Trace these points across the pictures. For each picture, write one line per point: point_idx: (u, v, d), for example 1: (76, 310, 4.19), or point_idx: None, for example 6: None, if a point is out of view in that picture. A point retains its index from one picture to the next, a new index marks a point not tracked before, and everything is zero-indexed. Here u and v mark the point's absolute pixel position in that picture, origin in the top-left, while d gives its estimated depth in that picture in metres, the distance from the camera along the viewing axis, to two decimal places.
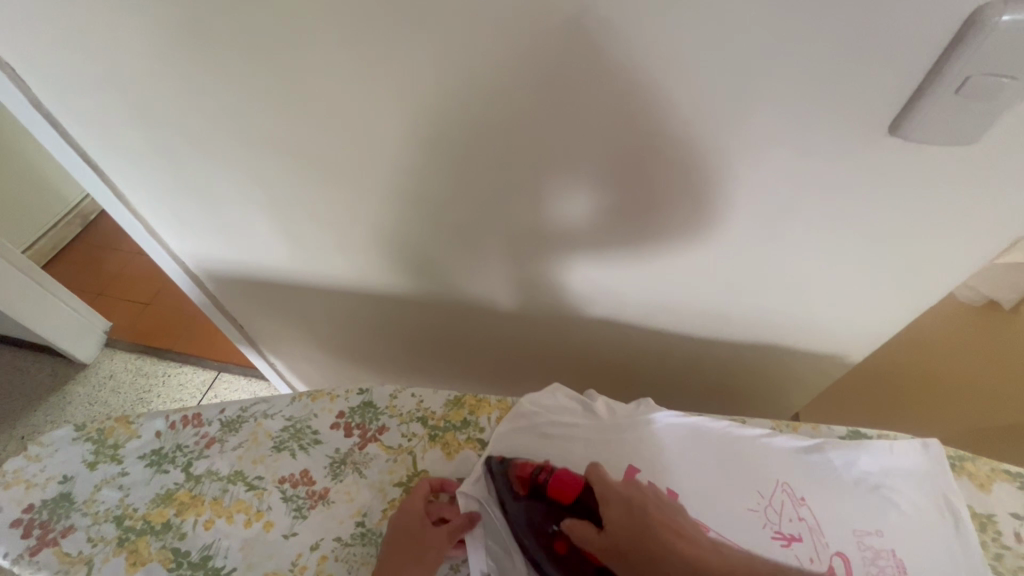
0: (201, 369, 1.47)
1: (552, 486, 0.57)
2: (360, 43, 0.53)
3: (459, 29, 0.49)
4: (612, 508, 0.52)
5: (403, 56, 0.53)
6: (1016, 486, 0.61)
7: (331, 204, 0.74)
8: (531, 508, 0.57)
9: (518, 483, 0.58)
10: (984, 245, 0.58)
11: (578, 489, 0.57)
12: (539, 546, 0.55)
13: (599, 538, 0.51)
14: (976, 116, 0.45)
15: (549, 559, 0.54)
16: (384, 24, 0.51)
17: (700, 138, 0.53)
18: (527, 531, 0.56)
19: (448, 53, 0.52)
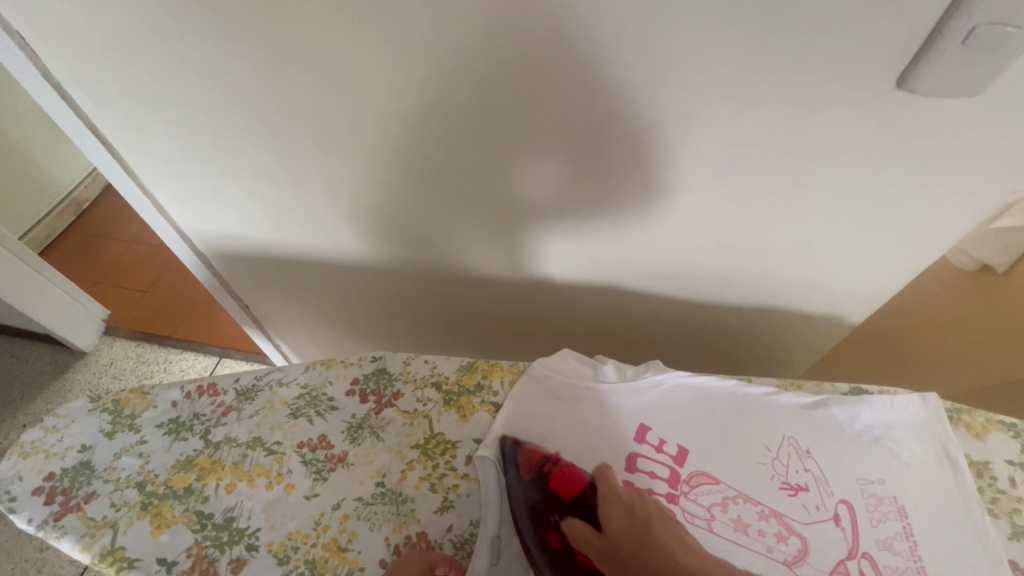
0: (201, 355, 1.46)
1: (558, 477, 0.58)
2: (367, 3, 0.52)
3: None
4: (616, 509, 0.53)
5: (414, 16, 0.52)
6: (1010, 435, 0.63)
7: (336, 178, 0.74)
8: (531, 494, 0.57)
9: (525, 468, 0.59)
10: (984, 196, 0.59)
11: (582, 487, 0.57)
12: (534, 533, 0.56)
13: (599, 540, 0.52)
14: (984, 66, 0.46)
15: (539, 545, 0.55)
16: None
17: (712, 97, 0.54)
18: (524, 513, 0.57)
19: (459, 12, 0.51)
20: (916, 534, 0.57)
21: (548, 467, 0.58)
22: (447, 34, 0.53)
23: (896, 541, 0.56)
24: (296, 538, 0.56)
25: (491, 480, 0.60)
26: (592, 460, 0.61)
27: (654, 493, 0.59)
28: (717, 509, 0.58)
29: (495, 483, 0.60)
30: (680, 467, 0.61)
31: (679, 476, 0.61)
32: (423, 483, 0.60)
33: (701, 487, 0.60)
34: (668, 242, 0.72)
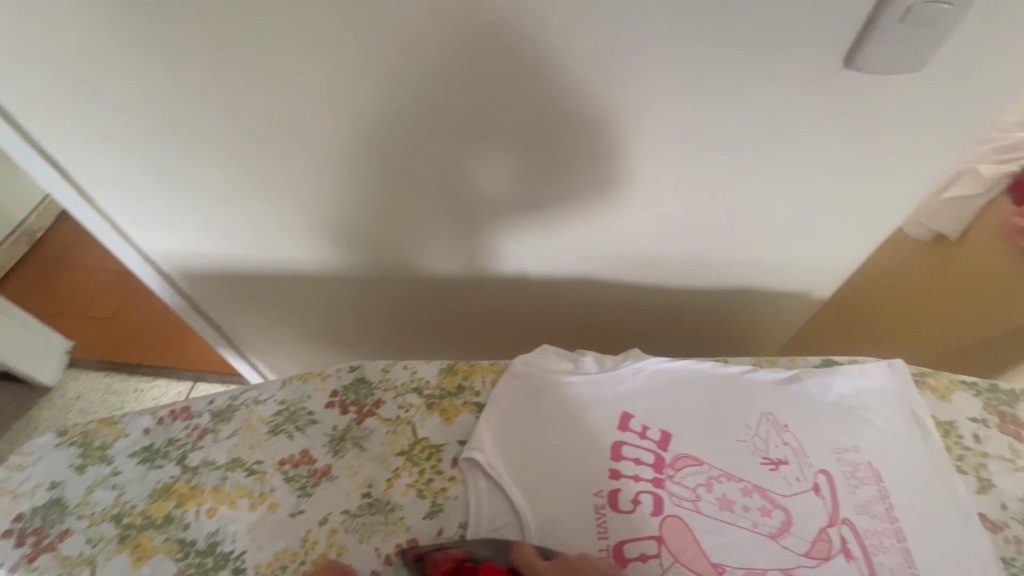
0: (175, 381, 1.42)
1: None
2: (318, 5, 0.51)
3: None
4: None
5: (367, 16, 0.51)
6: (971, 394, 0.66)
7: (300, 190, 0.72)
8: None
9: None
10: (930, 164, 0.62)
11: None
12: None
13: None
14: (920, 40, 0.48)
15: None
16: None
17: (668, 84, 0.54)
18: None
19: (413, 9, 0.50)
20: (892, 496, 0.59)
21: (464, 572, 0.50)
22: (402, 32, 0.52)
23: (873, 504, 0.58)
24: (284, 557, 0.55)
25: (475, 482, 0.60)
26: (580, 452, 0.62)
27: (641, 479, 0.60)
28: (702, 489, 0.59)
29: (482, 485, 0.59)
30: (664, 451, 0.62)
31: (664, 461, 0.61)
32: (410, 489, 0.60)
33: (686, 469, 0.61)
34: (636, 231, 0.74)
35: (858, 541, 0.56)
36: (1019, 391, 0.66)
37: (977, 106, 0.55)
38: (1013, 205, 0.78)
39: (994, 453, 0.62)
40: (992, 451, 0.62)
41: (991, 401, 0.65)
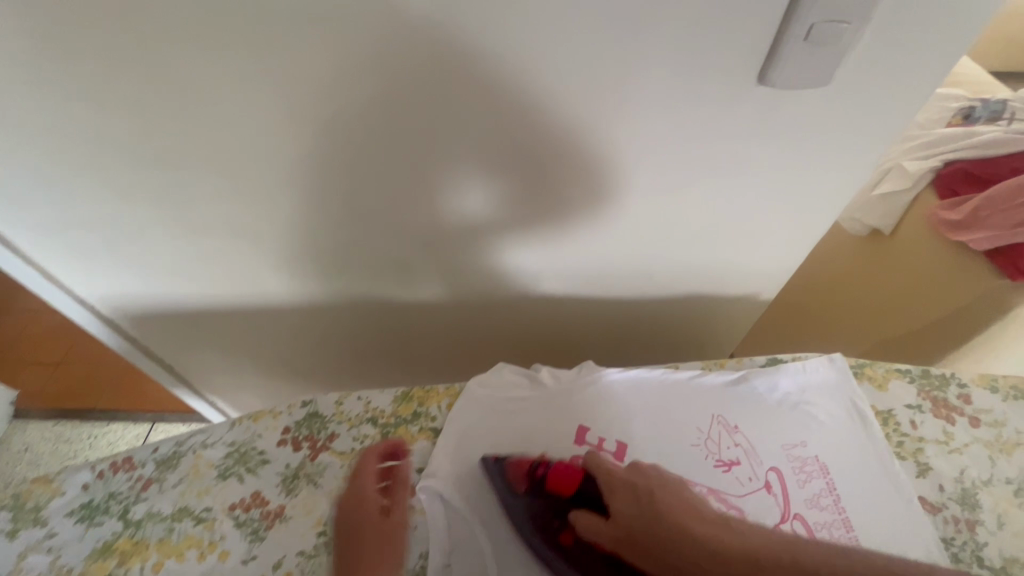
0: (132, 425, 1.36)
1: (553, 478, 0.59)
2: (236, 40, 0.50)
3: (342, 14, 0.48)
4: (620, 498, 0.54)
5: (289, 49, 0.51)
6: (906, 381, 0.69)
7: (243, 225, 0.71)
8: (532, 503, 0.58)
9: (517, 481, 0.59)
10: (849, 168, 0.65)
11: (579, 480, 0.58)
12: (544, 544, 0.56)
13: (609, 527, 0.53)
14: (825, 59, 0.50)
15: (555, 553, 0.55)
16: (258, 15, 0.48)
17: (595, 104, 0.56)
18: (530, 528, 0.57)
19: (333, 40, 0.50)
20: (838, 487, 0.61)
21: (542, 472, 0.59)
22: (327, 63, 0.52)
23: (822, 497, 0.60)
24: None
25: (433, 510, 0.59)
26: None
27: None
28: None
29: (440, 513, 0.59)
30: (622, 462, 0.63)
31: None
32: None
33: None
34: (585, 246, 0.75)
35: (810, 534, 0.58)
36: (948, 375, 0.69)
37: (883, 112, 0.58)
38: (936, 198, 0.85)
39: (930, 438, 0.65)
40: (928, 436, 0.65)
41: (924, 387, 0.68)
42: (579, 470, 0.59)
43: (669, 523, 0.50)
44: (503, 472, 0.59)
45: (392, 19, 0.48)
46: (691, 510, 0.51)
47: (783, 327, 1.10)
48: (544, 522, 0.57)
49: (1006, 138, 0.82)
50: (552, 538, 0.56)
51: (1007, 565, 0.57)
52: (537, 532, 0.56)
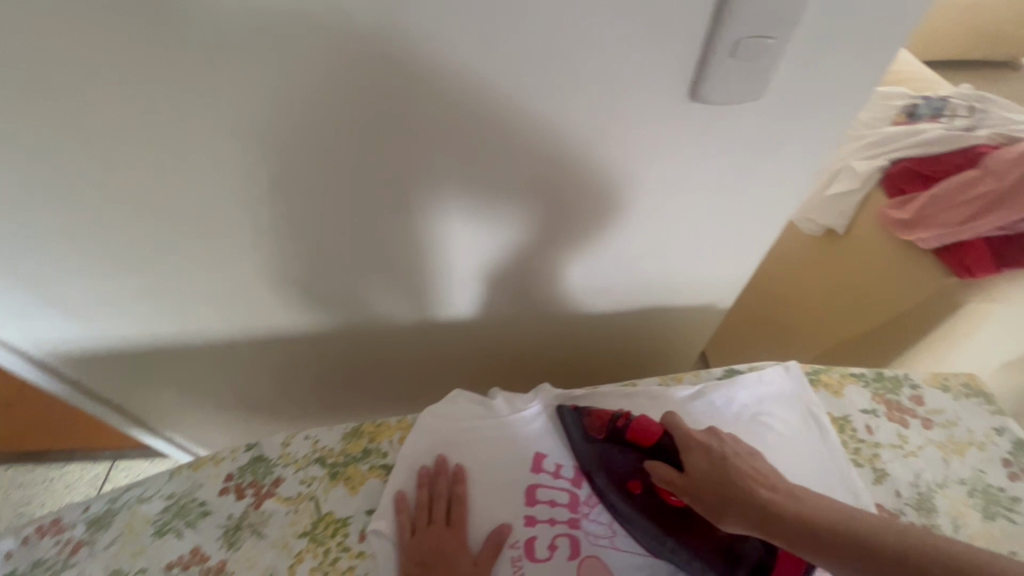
0: (91, 464, 1.31)
1: (633, 430, 0.59)
2: (133, 73, 0.47)
3: (245, 43, 0.45)
4: (695, 456, 0.55)
5: (194, 79, 0.48)
6: (861, 385, 0.69)
7: (176, 261, 0.68)
8: (606, 449, 0.61)
9: (596, 428, 0.62)
10: (797, 184, 0.63)
11: (658, 435, 0.58)
12: (610, 485, 0.60)
13: (680, 480, 0.54)
14: (754, 75, 0.48)
15: (619, 494, 0.59)
16: (153, 47, 0.45)
17: (527, 126, 0.54)
18: (599, 470, 0.61)
19: (240, 68, 0.47)
20: None
21: (622, 421, 0.60)
22: (236, 92, 0.49)
23: None
24: None
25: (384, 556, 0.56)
26: (494, 502, 0.60)
27: (557, 522, 0.59)
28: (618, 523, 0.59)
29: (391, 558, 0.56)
30: (579, 489, 0.61)
31: (579, 499, 0.60)
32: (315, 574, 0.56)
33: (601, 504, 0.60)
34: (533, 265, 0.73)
35: None
36: (901, 376, 0.70)
37: (828, 126, 0.56)
38: (885, 197, 0.86)
39: (885, 443, 0.64)
40: (883, 441, 0.65)
41: (878, 390, 0.68)
42: (659, 425, 0.59)
43: (734, 483, 0.52)
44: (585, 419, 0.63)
45: (300, 46, 0.46)
46: (759, 478, 0.52)
47: (754, 327, 1.12)
48: (620, 466, 0.60)
49: (950, 135, 0.82)
50: (625, 480, 0.60)
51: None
52: (611, 474, 0.60)
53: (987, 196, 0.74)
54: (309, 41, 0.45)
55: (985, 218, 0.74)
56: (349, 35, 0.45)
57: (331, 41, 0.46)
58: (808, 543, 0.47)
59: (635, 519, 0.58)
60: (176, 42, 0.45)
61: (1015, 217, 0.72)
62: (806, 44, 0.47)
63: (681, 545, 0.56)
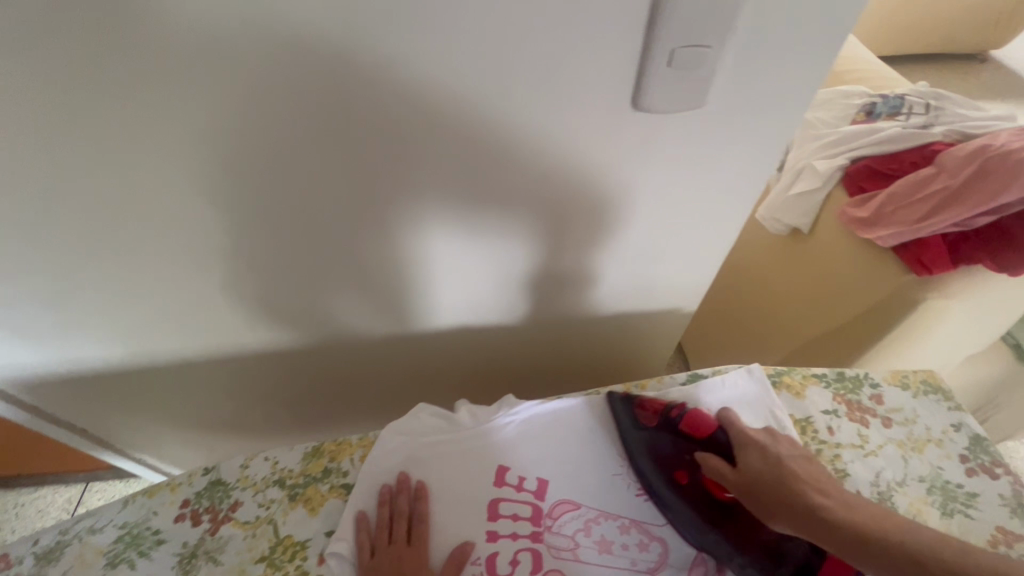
0: (63, 487, 1.28)
1: (688, 420, 0.63)
2: (55, 97, 0.45)
3: (171, 62, 0.44)
4: (751, 452, 0.59)
5: (119, 101, 0.46)
6: (822, 386, 0.69)
7: (126, 283, 0.66)
8: (655, 438, 0.63)
9: (648, 415, 0.64)
10: (749, 190, 0.64)
11: (713, 428, 0.62)
12: (656, 473, 0.61)
13: (735, 475, 0.58)
14: (694, 83, 0.48)
15: (664, 481, 0.60)
16: (73, 70, 0.43)
17: (473, 139, 0.54)
18: (645, 456, 0.62)
19: (167, 88, 0.46)
20: None
21: (677, 412, 0.63)
22: (167, 112, 0.48)
23: None
24: None
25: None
26: (456, 518, 0.60)
27: (519, 537, 0.58)
28: (580, 535, 0.59)
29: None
30: (542, 501, 0.61)
31: (542, 511, 0.60)
32: None
33: (564, 516, 0.60)
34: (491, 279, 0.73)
35: None
36: (862, 375, 0.70)
37: (774, 132, 0.56)
38: (846, 195, 0.86)
39: (846, 443, 0.65)
40: (844, 441, 0.65)
41: (838, 390, 0.69)
42: (715, 421, 0.63)
43: (789, 485, 0.55)
44: (637, 406, 0.65)
45: (229, 64, 0.45)
46: (815, 484, 0.55)
47: (728, 327, 1.13)
48: (668, 457, 0.62)
49: (906, 133, 0.83)
50: (671, 470, 0.61)
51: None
52: (657, 463, 0.62)
53: (941, 193, 0.74)
54: (235, 59, 0.44)
55: (941, 214, 0.73)
56: (277, 53, 0.44)
57: (259, 59, 0.45)
58: (859, 547, 0.50)
59: (677, 509, 0.59)
60: (96, 64, 0.43)
61: (970, 214, 0.72)
62: (745, 53, 0.47)
63: (722, 540, 0.57)
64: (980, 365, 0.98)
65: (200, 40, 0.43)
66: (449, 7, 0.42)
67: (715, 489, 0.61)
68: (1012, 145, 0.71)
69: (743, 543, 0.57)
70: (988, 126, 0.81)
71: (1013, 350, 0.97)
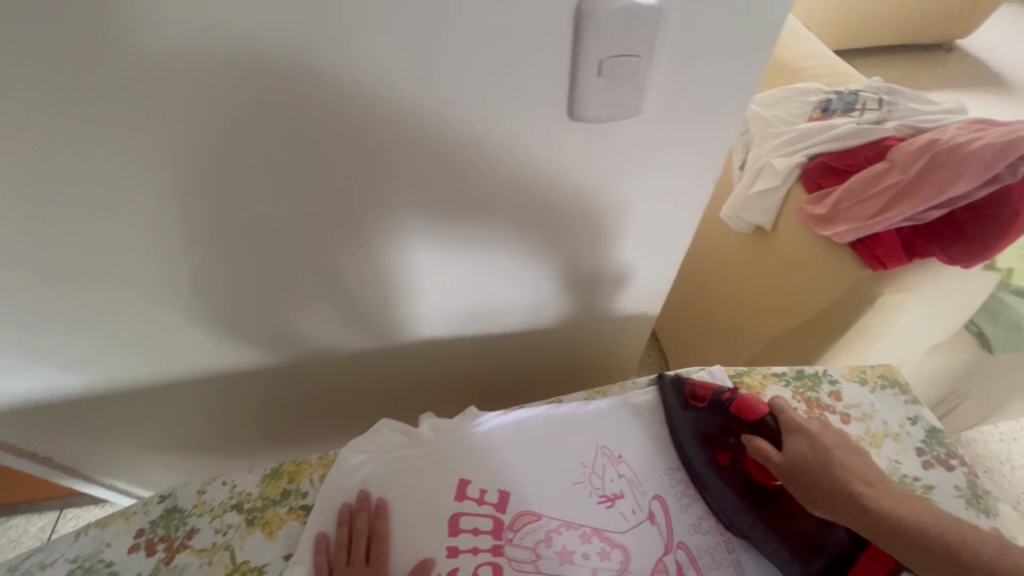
0: (36, 515, 1.25)
1: (739, 404, 0.61)
2: None
3: (89, 90, 0.43)
4: (799, 439, 0.58)
5: (36, 130, 0.45)
6: (782, 385, 0.69)
7: (72, 312, 0.65)
8: (701, 422, 0.63)
9: (694, 398, 0.64)
10: (698, 193, 0.64)
11: (762, 414, 0.61)
12: (702, 455, 0.62)
13: (778, 460, 0.57)
14: (627, 92, 0.48)
15: (708, 464, 0.62)
16: None
17: (415, 153, 0.53)
18: (691, 440, 0.63)
19: (86, 116, 0.45)
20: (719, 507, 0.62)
21: (727, 396, 0.62)
22: (89, 139, 0.46)
23: (703, 521, 0.61)
24: None
25: None
26: (416, 535, 0.59)
27: (480, 551, 0.58)
28: (542, 546, 0.58)
29: None
30: (503, 514, 0.60)
31: (502, 524, 0.60)
32: None
33: (525, 528, 0.60)
34: (462, 288, 0.73)
35: (692, 562, 0.58)
36: (821, 372, 0.71)
37: (716, 136, 0.56)
38: (804, 192, 0.87)
39: None
40: None
41: (798, 388, 0.69)
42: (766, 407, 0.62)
43: (834, 475, 0.54)
44: (686, 387, 0.65)
45: (151, 90, 0.44)
46: (859, 475, 0.55)
47: (704, 324, 1.14)
48: (713, 439, 0.63)
49: (860, 129, 0.84)
50: (716, 452, 0.62)
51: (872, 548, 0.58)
52: (702, 444, 0.63)
53: (894, 187, 0.75)
54: (154, 84, 0.43)
55: (893, 209, 0.74)
56: (196, 76, 0.43)
57: (178, 83, 0.44)
58: (899, 541, 0.49)
59: (717, 489, 0.61)
60: (5, 93, 0.42)
61: (921, 208, 0.73)
62: (675, 60, 0.47)
63: (758, 523, 0.59)
64: (944, 354, 0.99)
65: (114, 65, 0.42)
66: (371, 24, 0.42)
67: (758, 474, 0.61)
68: (959, 139, 0.72)
69: (780, 529, 0.58)
70: (938, 120, 0.83)
71: (976, 338, 0.99)
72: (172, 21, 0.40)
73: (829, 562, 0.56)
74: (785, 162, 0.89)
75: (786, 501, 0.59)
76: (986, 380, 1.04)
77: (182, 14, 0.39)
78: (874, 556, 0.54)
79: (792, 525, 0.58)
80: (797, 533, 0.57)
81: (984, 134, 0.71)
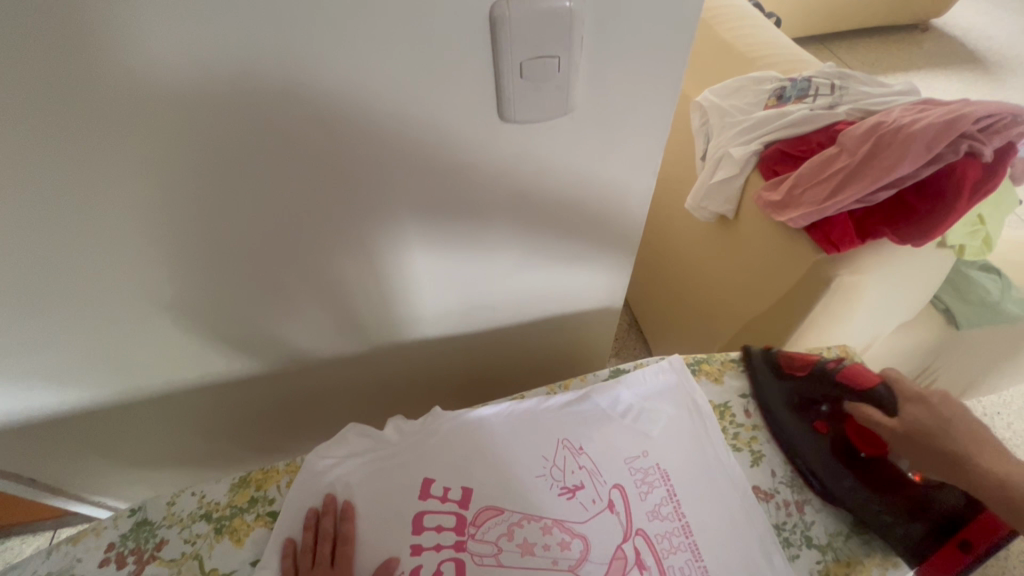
0: (32, 535, 1.26)
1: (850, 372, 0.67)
2: None
3: (17, 117, 0.43)
4: (912, 405, 0.62)
5: None
6: (740, 371, 0.74)
7: (34, 335, 0.65)
8: (796, 390, 0.69)
9: (797, 368, 0.70)
10: (645, 186, 0.65)
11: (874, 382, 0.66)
12: (800, 420, 0.67)
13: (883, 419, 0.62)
14: (553, 90, 0.49)
15: (807, 426, 0.67)
16: None
17: (357, 161, 0.54)
18: (785, 405, 0.69)
19: (11, 143, 0.45)
20: (678, 493, 0.63)
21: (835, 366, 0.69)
22: (22, 165, 0.47)
23: (662, 507, 0.62)
24: None
25: None
26: (380, 536, 0.60)
27: (442, 547, 0.59)
28: (504, 539, 0.60)
29: None
30: (465, 510, 0.62)
31: (465, 520, 0.61)
32: None
33: (487, 523, 0.61)
34: (449, 288, 0.74)
35: (650, 548, 0.59)
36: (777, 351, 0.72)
37: (654, 128, 0.57)
38: (762, 180, 0.88)
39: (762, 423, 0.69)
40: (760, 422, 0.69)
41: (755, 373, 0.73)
42: (878, 378, 0.66)
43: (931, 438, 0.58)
44: (777, 359, 0.72)
45: (79, 113, 0.44)
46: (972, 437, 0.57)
47: (680, 313, 1.16)
48: (808, 408, 0.68)
49: (813, 114, 0.86)
50: (811, 419, 0.67)
51: (831, 540, 0.61)
52: (797, 413, 0.68)
53: (844, 171, 0.76)
54: (77, 108, 0.44)
55: (843, 192, 0.75)
56: (117, 97, 0.44)
57: (103, 105, 0.44)
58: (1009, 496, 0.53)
59: (812, 453, 0.65)
60: None
61: (870, 189, 0.74)
62: (598, 58, 0.48)
63: (857, 487, 0.62)
64: (914, 332, 1.00)
65: (31, 92, 0.42)
66: (290, 40, 0.43)
67: (856, 441, 0.65)
68: (902, 120, 0.74)
69: (880, 494, 0.61)
70: (887, 103, 0.84)
71: (943, 315, 1.00)
72: (86, 45, 0.40)
73: (934, 524, 0.58)
74: (746, 150, 0.90)
75: (881, 469, 0.63)
76: (958, 354, 1.05)
77: (98, 38, 0.40)
78: (986, 523, 0.55)
79: (895, 490, 0.61)
80: (902, 498, 0.60)
81: (927, 114, 0.73)
